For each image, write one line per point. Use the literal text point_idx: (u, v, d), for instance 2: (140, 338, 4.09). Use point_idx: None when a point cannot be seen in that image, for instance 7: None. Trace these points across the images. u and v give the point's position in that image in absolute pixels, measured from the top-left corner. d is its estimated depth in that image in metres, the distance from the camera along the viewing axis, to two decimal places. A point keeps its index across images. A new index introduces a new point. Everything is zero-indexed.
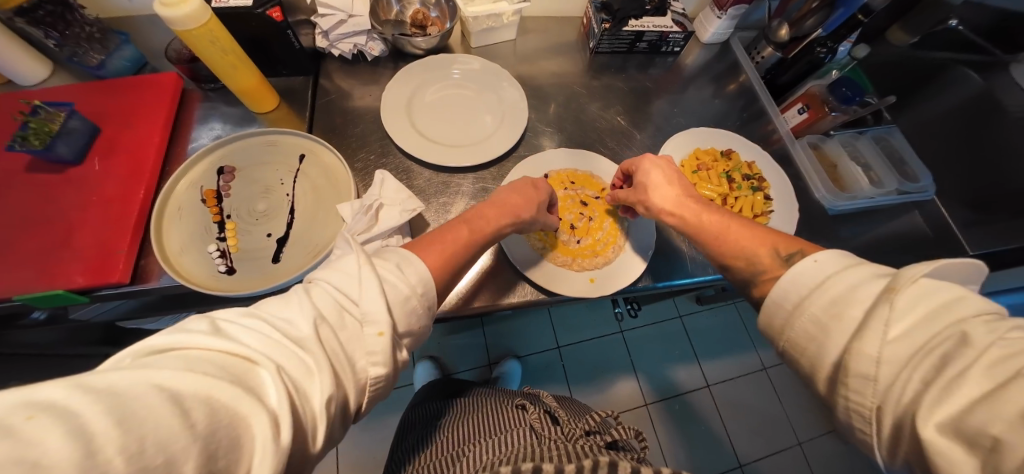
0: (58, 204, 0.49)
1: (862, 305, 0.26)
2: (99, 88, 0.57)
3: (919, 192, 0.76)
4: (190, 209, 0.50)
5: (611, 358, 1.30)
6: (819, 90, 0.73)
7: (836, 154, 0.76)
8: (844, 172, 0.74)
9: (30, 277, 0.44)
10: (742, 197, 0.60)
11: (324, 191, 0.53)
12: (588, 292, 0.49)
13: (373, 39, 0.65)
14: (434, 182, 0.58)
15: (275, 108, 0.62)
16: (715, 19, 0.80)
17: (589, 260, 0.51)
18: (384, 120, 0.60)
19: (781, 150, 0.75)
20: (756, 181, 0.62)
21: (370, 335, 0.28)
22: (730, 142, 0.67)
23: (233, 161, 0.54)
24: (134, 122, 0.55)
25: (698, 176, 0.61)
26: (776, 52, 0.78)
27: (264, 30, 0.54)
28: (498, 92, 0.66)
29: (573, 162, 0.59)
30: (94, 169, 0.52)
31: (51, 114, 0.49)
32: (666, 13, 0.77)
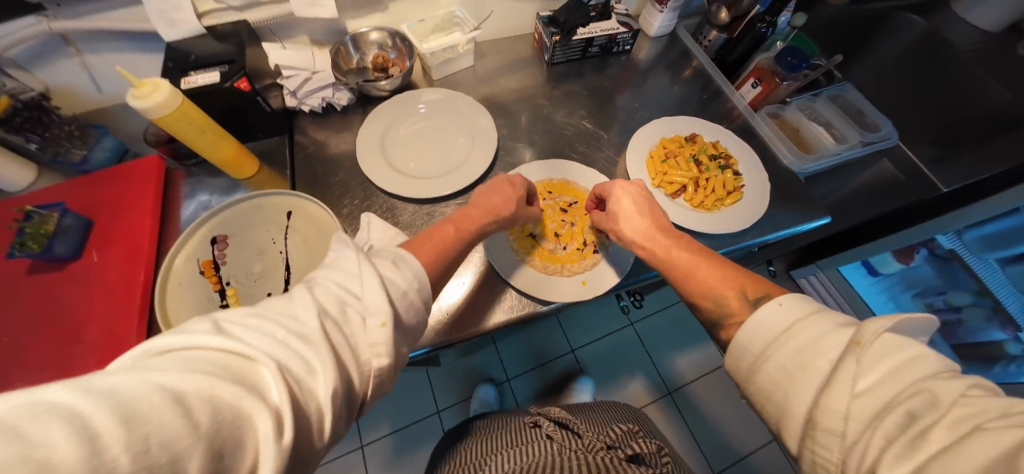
0: (64, 301, 0.51)
1: (826, 356, 0.29)
2: (86, 182, 0.60)
3: (883, 140, 0.78)
4: (190, 282, 0.51)
5: (626, 352, 1.31)
6: (768, 63, 0.77)
7: (796, 118, 0.80)
8: (807, 135, 0.77)
9: (48, 376, 0.45)
10: (713, 177, 0.62)
11: (315, 243, 0.55)
12: (582, 295, 0.51)
13: (340, 89, 0.69)
14: (419, 214, 0.61)
15: (255, 173, 0.65)
16: (659, 13, 0.84)
17: (577, 263, 0.53)
18: (362, 163, 0.62)
19: (745, 124, 0.78)
20: (723, 160, 0.65)
21: (374, 326, 0.30)
22: (693, 126, 0.71)
23: (225, 229, 0.56)
24: (125, 206, 0.58)
25: (667, 165, 0.64)
26: (721, 33, 0.83)
27: (234, 101, 0.58)
28: (466, 118, 0.68)
29: (547, 172, 0.61)
30: (94, 261, 0.54)
31: (44, 216, 0.51)
32: (611, 16, 0.81)
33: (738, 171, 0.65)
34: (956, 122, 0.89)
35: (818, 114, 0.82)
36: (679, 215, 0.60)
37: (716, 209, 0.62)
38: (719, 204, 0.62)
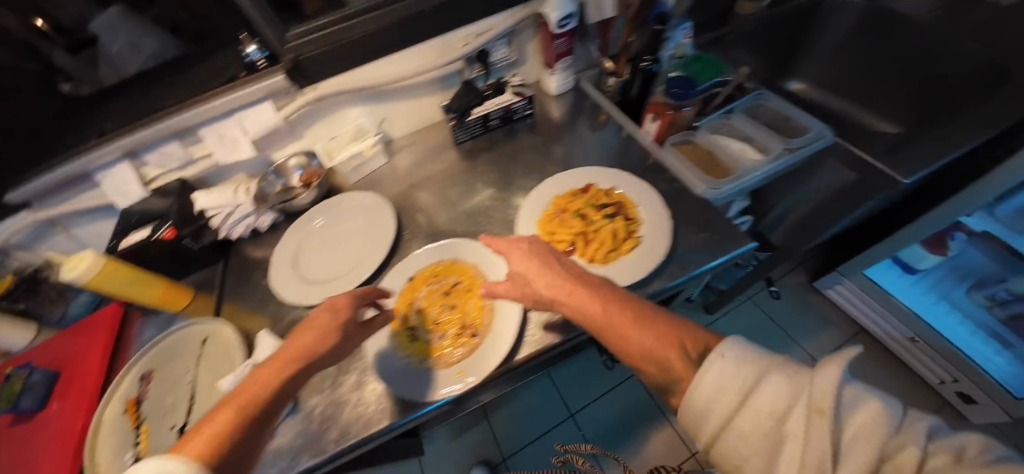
0: (14, 456, 0.56)
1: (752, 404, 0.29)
2: (62, 336, 0.70)
3: (812, 142, 0.68)
4: (111, 423, 0.56)
5: (636, 407, 1.18)
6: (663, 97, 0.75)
7: (708, 142, 0.74)
8: (721, 158, 0.71)
9: None
10: (600, 227, 0.60)
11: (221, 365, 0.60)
12: (448, 389, 0.48)
13: (264, 213, 0.77)
14: None
15: (191, 302, 0.72)
16: (551, 75, 0.89)
17: (451, 353, 0.52)
18: (272, 279, 0.68)
19: (652, 160, 0.74)
20: (613, 207, 0.63)
21: None
22: (586, 176, 0.70)
23: (152, 364, 0.62)
24: (87, 350, 0.66)
25: (557, 224, 0.62)
26: (616, 76, 0.84)
27: (169, 248, 0.69)
28: (366, 219, 0.74)
29: (442, 254, 0.62)
30: (47, 411, 0.60)
31: (18, 376, 0.61)
32: (506, 90, 0.88)
33: (631, 215, 0.62)
34: (940, 87, 0.93)
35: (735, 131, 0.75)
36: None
37: (612, 261, 0.58)
38: (615, 254, 0.58)
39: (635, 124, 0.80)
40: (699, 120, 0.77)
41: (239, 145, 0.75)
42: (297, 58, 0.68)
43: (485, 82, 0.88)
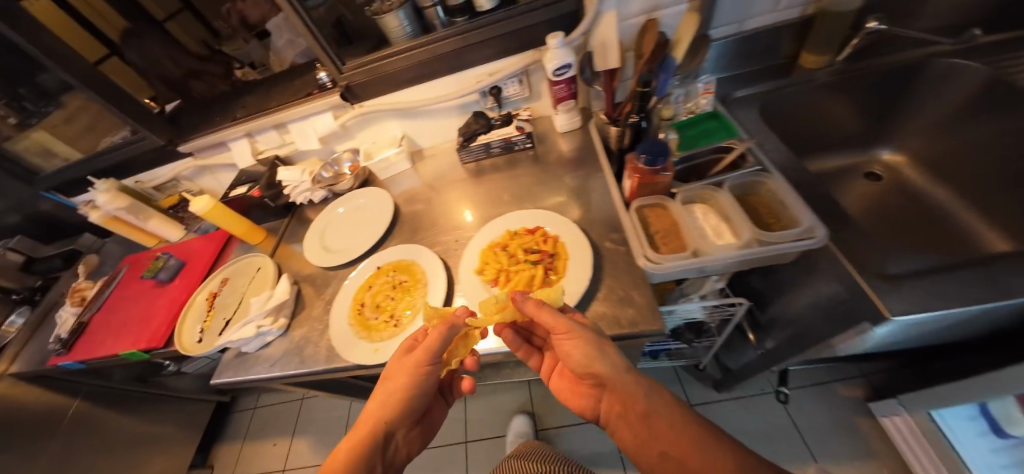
0: (156, 306, 0.95)
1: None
2: (200, 239, 1.09)
3: (795, 241, 0.60)
4: (198, 309, 0.90)
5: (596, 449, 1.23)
6: (636, 158, 0.71)
7: (678, 211, 0.69)
8: (685, 229, 0.66)
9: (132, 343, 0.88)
10: (521, 271, 0.65)
11: (257, 286, 0.89)
12: (370, 359, 0.65)
13: (315, 191, 1.04)
14: (320, 275, 0.89)
15: (263, 239, 1.03)
16: (556, 114, 0.92)
17: (380, 334, 0.68)
18: (304, 245, 0.94)
19: (606, 248, 0.68)
20: (545, 254, 0.66)
21: (372, 349, 0.66)
22: (416, 252, 0.79)
23: (227, 276, 0.95)
24: (137, 339, 0.90)
25: (487, 258, 0.70)
26: (522, 121, 0.93)
27: (255, 202, 1.00)
28: (326, 242, 0.95)
29: (324, 362, 0.70)
30: (172, 286, 0.98)
31: (162, 262, 1.01)
32: (513, 122, 0.94)
33: (558, 267, 0.65)
34: None
35: (716, 206, 0.69)
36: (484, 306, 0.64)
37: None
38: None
39: (617, 181, 0.78)
40: (682, 174, 0.75)
41: (247, 157, 1.05)
42: (278, 202, 1.03)
43: (497, 113, 0.96)
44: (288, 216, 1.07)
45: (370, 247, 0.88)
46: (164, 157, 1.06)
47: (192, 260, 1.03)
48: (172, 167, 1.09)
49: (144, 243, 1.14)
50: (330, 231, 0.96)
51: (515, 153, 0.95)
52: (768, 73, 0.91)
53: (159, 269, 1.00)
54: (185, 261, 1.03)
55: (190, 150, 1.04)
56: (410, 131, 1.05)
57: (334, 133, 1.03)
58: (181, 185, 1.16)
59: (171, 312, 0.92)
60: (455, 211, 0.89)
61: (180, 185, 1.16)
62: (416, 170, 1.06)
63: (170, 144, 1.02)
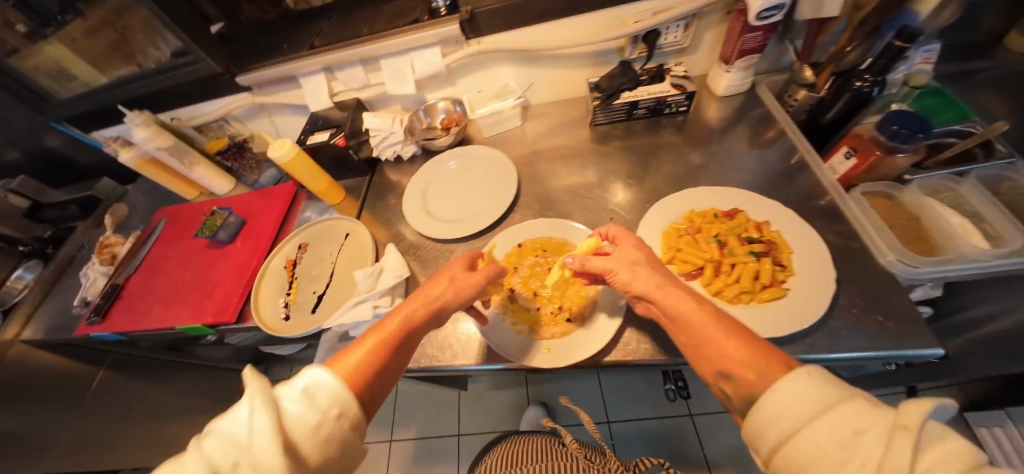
0: (215, 270, 0.77)
1: (868, 438, 0.28)
2: (255, 194, 0.90)
3: None
4: (277, 275, 0.75)
5: (675, 444, 1.12)
6: (869, 130, 0.62)
7: (919, 203, 0.60)
8: (933, 227, 0.57)
9: (189, 315, 0.70)
10: (741, 264, 0.54)
11: (354, 259, 0.74)
12: (543, 361, 0.54)
13: (408, 145, 0.87)
14: (434, 250, 0.74)
15: (342, 200, 0.87)
16: (726, 72, 0.77)
17: (549, 330, 0.58)
18: (405, 208, 0.79)
19: (837, 237, 0.60)
20: (765, 245, 0.56)
21: (543, 348, 0.56)
22: (569, 230, 0.67)
23: (308, 240, 0.79)
24: (198, 311, 0.70)
25: (684, 241, 0.59)
26: (679, 78, 0.78)
27: (338, 152, 0.82)
28: (428, 205, 0.80)
29: (466, 359, 0.58)
30: (235, 247, 0.80)
31: (219, 215, 0.81)
32: (666, 78, 0.79)
33: (782, 260, 0.55)
34: None
35: (961, 203, 0.59)
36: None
37: (740, 302, 0.54)
38: (747, 297, 0.54)
39: (819, 156, 0.69)
40: (914, 170, 0.63)
41: (323, 98, 0.86)
42: (362, 156, 0.86)
43: (644, 66, 0.81)
44: (370, 175, 0.90)
45: (495, 219, 0.74)
46: (214, 91, 0.84)
47: (254, 219, 0.84)
48: (222, 103, 0.88)
49: (182, 193, 0.94)
50: (436, 195, 0.81)
51: (660, 118, 0.83)
52: (948, 51, 0.68)
53: (215, 227, 0.79)
54: (245, 219, 0.84)
55: (248, 84, 0.84)
56: (524, 81, 0.87)
57: (434, 76, 0.84)
58: (229, 127, 0.95)
59: (245, 279, 0.74)
60: (588, 184, 0.78)
61: (227, 127, 0.95)
62: (523, 131, 0.90)
63: (225, 73, 0.80)
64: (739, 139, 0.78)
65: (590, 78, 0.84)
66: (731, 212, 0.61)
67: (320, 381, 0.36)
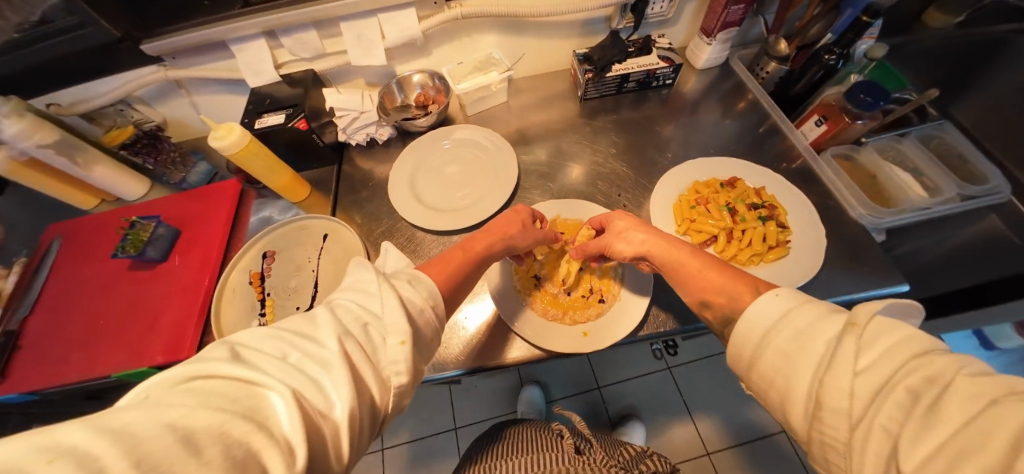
0: (151, 296, 0.61)
1: (823, 339, 0.29)
2: (181, 197, 0.72)
3: (990, 194, 0.64)
4: (241, 291, 0.61)
5: (661, 398, 1.19)
6: (838, 99, 0.68)
7: (874, 163, 0.69)
8: (886, 183, 0.67)
9: (126, 357, 0.55)
10: (750, 229, 0.58)
11: (341, 263, 0.64)
12: (581, 345, 0.53)
13: (382, 126, 0.77)
14: (437, 244, 0.67)
15: (307, 195, 0.75)
16: (706, 45, 0.79)
17: (581, 312, 0.57)
18: (392, 198, 0.70)
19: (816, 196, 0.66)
20: (766, 209, 0.61)
21: (580, 331, 0.54)
22: (580, 209, 0.66)
23: (274, 246, 0.66)
24: (138, 349, 0.55)
25: (697, 211, 0.62)
26: (665, 50, 0.79)
27: (298, 138, 0.69)
28: (419, 193, 0.72)
29: (496, 358, 0.54)
30: (175, 264, 0.64)
31: (144, 226, 0.63)
32: (652, 50, 0.79)
33: (783, 222, 0.60)
34: None
35: (903, 159, 0.72)
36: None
37: (752, 265, 0.57)
38: (757, 259, 0.57)
39: (791, 123, 0.75)
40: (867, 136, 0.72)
41: (267, 70, 0.70)
42: (326, 141, 0.74)
43: (630, 38, 0.80)
44: (338, 163, 0.78)
45: (500, 205, 0.69)
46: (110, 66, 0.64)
47: (194, 227, 0.68)
48: (120, 81, 0.67)
49: (76, 204, 0.73)
50: (426, 182, 0.73)
51: (647, 90, 0.83)
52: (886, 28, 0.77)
53: (140, 241, 0.62)
54: (181, 229, 0.68)
55: (158, 54, 0.64)
56: (507, 52, 0.80)
57: (407, 44, 0.73)
58: (131, 112, 0.74)
59: (196, 302, 0.59)
60: (585, 160, 0.76)
61: (128, 113, 0.74)
62: (509, 107, 0.85)
63: (126, 40, 0.61)
64: (718, 109, 0.82)
65: (577, 50, 0.81)
66: (731, 183, 0.66)
67: (413, 279, 0.39)
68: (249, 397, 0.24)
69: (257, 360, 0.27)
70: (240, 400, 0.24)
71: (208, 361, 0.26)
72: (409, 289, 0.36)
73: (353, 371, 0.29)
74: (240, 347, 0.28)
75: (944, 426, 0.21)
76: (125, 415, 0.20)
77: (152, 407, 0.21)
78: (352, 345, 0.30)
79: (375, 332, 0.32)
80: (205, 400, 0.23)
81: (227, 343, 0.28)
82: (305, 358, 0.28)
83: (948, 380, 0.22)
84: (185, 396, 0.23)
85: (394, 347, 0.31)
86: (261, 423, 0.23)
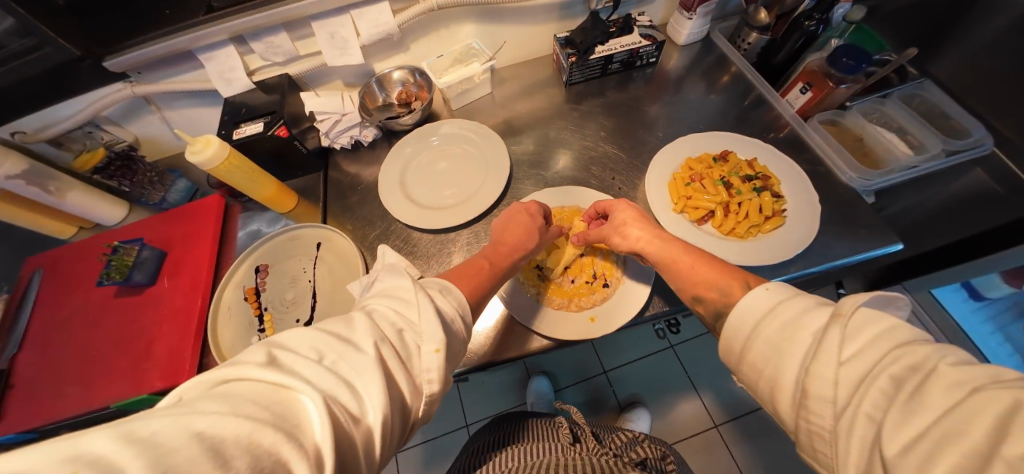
0: (143, 321, 0.59)
1: (811, 330, 0.28)
2: (163, 217, 0.69)
3: (972, 147, 0.66)
4: (237, 308, 0.59)
5: (664, 377, 1.21)
6: (821, 65, 0.69)
7: (859, 125, 0.70)
8: (873, 144, 0.68)
9: (123, 385, 0.53)
10: (747, 201, 0.58)
11: (338, 272, 0.62)
12: (588, 331, 0.53)
13: (366, 127, 0.75)
14: (433, 243, 0.66)
15: (295, 204, 0.73)
16: (687, 20, 0.79)
17: (586, 297, 0.56)
18: (383, 199, 0.68)
19: (806, 162, 0.67)
20: (760, 181, 0.61)
21: (587, 317, 0.54)
22: (576, 194, 0.66)
23: (265, 260, 0.64)
24: (136, 376, 0.53)
25: (692, 188, 0.62)
26: (646, 28, 0.78)
27: (281, 147, 0.67)
28: (410, 192, 0.70)
29: (502, 352, 0.54)
30: (164, 287, 0.62)
31: (127, 250, 0.61)
32: (634, 29, 0.78)
33: (777, 192, 0.61)
34: None
35: (888, 119, 0.73)
36: (712, 244, 0.57)
37: (751, 236, 0.58)
38: (755, 230, 0.58)
39: (775, 92, 0.75)
40: (851, 99, 0.73)
41: (239, 78, 0.67)
42: (309, 148, 0.71)
43: (611, 18, 0.79)
44: (323, 170, 0.76)
45: (493, 198, 0.68)
46: (71, 87, 0.60)
47: (180, 247, 0.65)
48: (85, 102, 0.64)
49: (52, 234, 0.70)
50: (417, 180, 0.72)
51: (631, 68, 0.82)
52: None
53: (125, 267, 0.59)
54: (166, 251, 0.65)
55: (121, 70, 0.61)
56: (487, 41, 0.79)
57: (383, 40, 0.71)
58: (101, 134, 0.70)
59: (191, 323, 0.57)
60: (575, 146, 0.76)
61: (97, 135, 0.70)
62: (493, 99, 0.83)
63: (86, 59, 0.58)
64: (701, 85, 0.81)
65: (557, 34, 0.80)
66: (723, 157, 0.66)
67: (444, 289, 0.38)
68: (281, 403, 0.23)
69: (292, 363, 0.26)
70: (271, 405, 0.23)
71: (243, 364, 0.25)
72: (442, 299, 0.36)
73: (386, 375, 0.28)
74: (276, 349, 0.27)
75: (929, 413, 0.20)
76: (154, 422, 0.19)
77: (185, 412, 0.20)
78: (387, 351, 0.29)
79: (410, 339, 0.31)
80: (236, 406, 0.22)
81: (266, 344, 0.27)
82: (339, 361, 0.27)
83: (930, 369, 0.22)
84: (216, 400, 0.22)
85: (428, 355, 0.31)
86: (291, 431, 0.22)
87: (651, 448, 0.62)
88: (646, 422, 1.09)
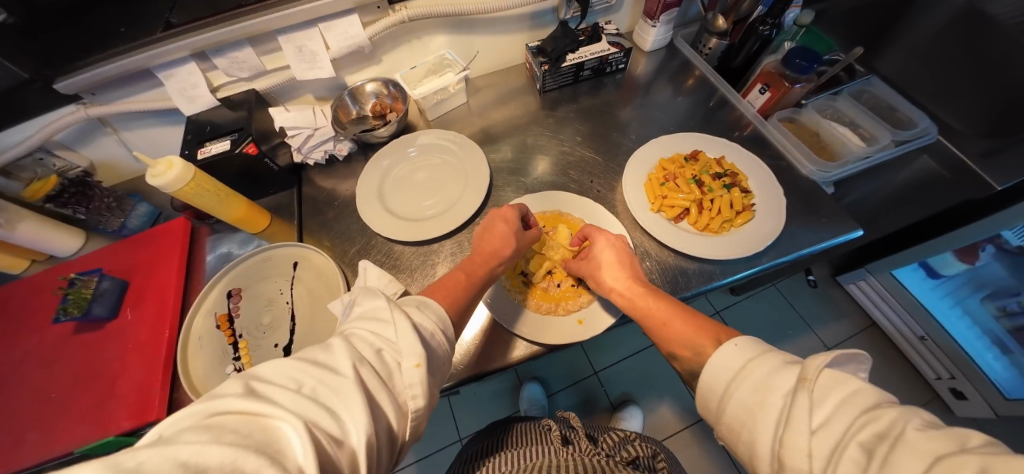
0: (104, 357, 0.55)
1: (780, 392, 0.29)
2: (122, 247, 0.65)
3: (920, 136, 0.72)
4: (209, 337, 0.56)
5: (652, 373, 1.23)
6: (776, 66, 0.73)
7: (815, 121, 0.75)
8: (828, 138, 0.73)
9: (84, 428, 0.49)
10: (718, 197, 0.61)
11: (318, 292, 0.60)
12: (578, 333, 0.53)
13: (340, 141, 0.74)
14: (416, 254, 0.65)
15: (268, 224, 0.70)
16: (651, 27, 0.82)
17: (573, 300, 0.57)
18: (360, 211, 0.67)
19: (771, 156, 0.71)
20: (728, 177, 0.64)
21: (575, 320, 0.55)
22: (557, 199, 0.66)
23: (238, 283, 0.61)
24: (99, 417, 0.49)
25: (667, 187, 0.64)
26: (613, 36, 0.81)
27: (249, 165, 0.64)
28: (385, 202, 0.69)
29: (491, 360, 0.53)
30: (126, 319, 0.58)
31: (85, 281, 0.57)
32: (602, 37, 0.81)
33: (745, 187, 0.63)
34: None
35: (839, 114, 0.78)
36: (688, 241, 0.59)
37: (724, 231, 0.60)
38: (728, 225, 0.60)
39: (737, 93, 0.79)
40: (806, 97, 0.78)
41: (202, 95, 0.65)
42: (281, 164, 0.70)
43: (580, 27, 0.81)
44: (297, 186, 0.74)
45: (474, 207, 0.67)
46: (20, 111, 0.56)
47: (143, 276, 0.62)
48: (35, 127, 0.60)
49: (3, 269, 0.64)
50: (395, 193, 0.71)
51: (601, 74, 0.85)
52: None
53: (83, 300, 0.55)
54: (128, 280, 0.61)
55: (76, 91, 0.58)
56: (460, 52, 0.79)
57: (354, 53, 0.70)
58: (53, 160, 0.66)
59: (157, 357, 0.53)
60: (552, 151, 0.77)
61: (49, 162, 0.65)
62: (469, 107, 0.84)
63: (36, 81, 0.54)
64: (666, 89, 0.84)
65: (529, 43, 0.81)
66: (694, 156, 0.69)
67: (422, 304, 0.37)
68: (261, 431, 0.22)
69: (274, 394, 0.25)
70: (253, 434, 0.22)
71: (220, 397, 0.24)
72: (419, 314, 0.35)
73: (369, 399, 0.27)
74: (254, 380, 0.26)
75: None
76: (141, 453, 0.18)
77: (166, 445, 0.19)
78: (366, 371, 0.28)
79: (390, 357, 0.30)
80: (218, 435, 0.21)
81: (243, 376, 0.26)
82: (320, 387, 0.26)
83: (895, 436, 0.23)
84: (198, 432, 0.21)
85: (408, 370, 0.30)
86: (274, 457, 0.21)
87: (641, 447, 0.62)
88: (639, 420, 1.10)
